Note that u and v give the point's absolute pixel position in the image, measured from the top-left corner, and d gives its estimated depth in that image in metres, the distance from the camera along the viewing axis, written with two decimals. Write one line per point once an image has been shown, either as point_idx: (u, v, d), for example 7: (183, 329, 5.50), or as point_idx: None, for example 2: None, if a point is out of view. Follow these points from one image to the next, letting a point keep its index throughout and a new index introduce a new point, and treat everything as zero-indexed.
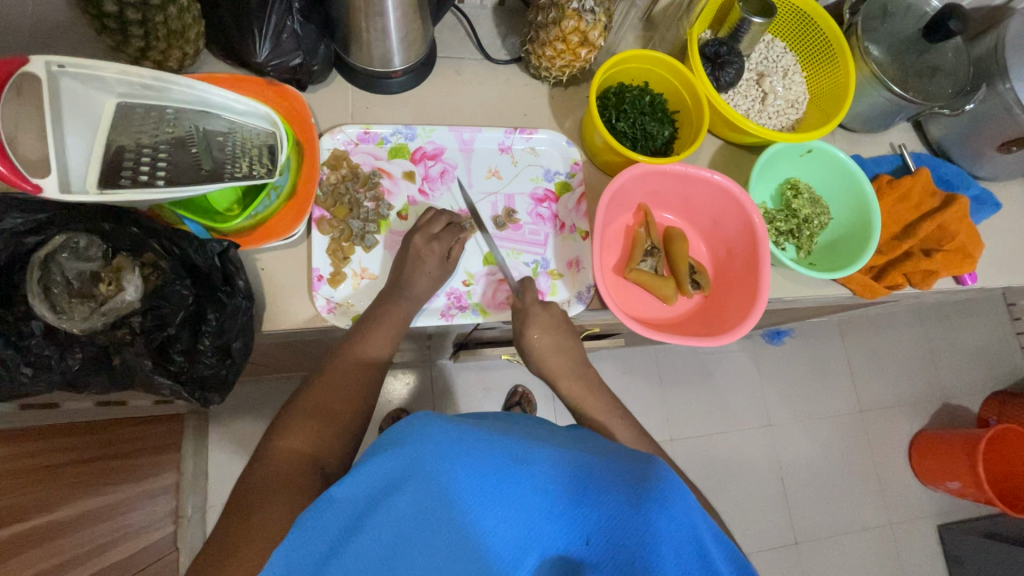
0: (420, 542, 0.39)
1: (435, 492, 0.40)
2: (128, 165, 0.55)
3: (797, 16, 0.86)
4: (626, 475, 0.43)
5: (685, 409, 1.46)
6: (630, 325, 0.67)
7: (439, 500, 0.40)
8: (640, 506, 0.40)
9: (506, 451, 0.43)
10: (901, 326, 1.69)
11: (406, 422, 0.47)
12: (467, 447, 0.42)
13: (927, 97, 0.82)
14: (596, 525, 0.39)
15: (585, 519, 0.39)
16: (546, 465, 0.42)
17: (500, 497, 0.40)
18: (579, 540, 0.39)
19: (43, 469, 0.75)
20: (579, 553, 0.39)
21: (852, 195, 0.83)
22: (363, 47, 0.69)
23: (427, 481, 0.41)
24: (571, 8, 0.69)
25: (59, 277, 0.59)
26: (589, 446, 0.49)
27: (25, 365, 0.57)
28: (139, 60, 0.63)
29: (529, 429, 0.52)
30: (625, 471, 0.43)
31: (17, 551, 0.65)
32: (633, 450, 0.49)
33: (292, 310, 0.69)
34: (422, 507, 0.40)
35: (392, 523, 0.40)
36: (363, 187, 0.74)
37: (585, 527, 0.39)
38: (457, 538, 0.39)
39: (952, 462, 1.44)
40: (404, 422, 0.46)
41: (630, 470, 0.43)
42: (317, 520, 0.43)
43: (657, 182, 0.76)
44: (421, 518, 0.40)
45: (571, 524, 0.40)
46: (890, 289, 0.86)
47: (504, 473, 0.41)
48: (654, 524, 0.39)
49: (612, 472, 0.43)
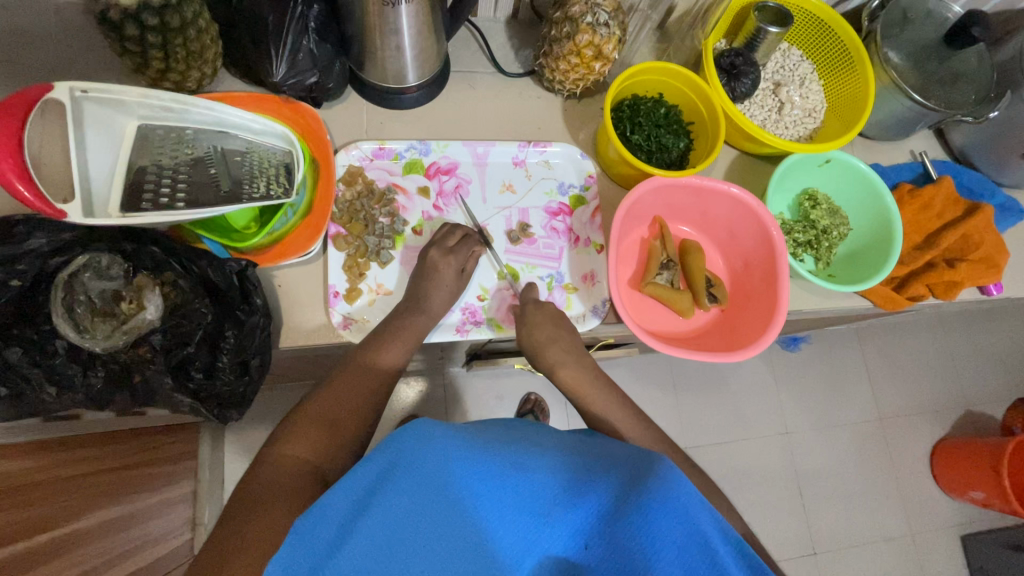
0: (421, 537, 0.39)
1: (438, 495, 0.41)
2: (149, 187, 0.56)
3: (813, 24, 0.85)
4: (621, 475, 0.45)
5: (700, 417, 1.44)
6: (644, 338, 0.66)
7: (443, 502, 0.40)
8: (637, 505, 0.41)
9: (504, 459, 0.44)
10: (921, 332, 1.66)
11: (399, 431, 0.47)
12: (469, 455, 0.43)
13: (950, 105, 0.80)
14: (593, 527, 0.41)
15: (582, 519, 0.41)
16: (542, 472, 0.43)
17: (500, 499, 0.41)
18: (578, 545, 0.41)
19: (64, 480, 0.77)
20: (578, 557, 0.40)
21: (872, 206, 0.82)
22: (378, 65, 0.70)
23: (428, 487, 0.41)
24: (585, 23, 0.69)
25: (83, 296, 0.60)
26: (587, 450, 0.50)
27: (49, 383, 0.58)
28: (158, 81, 0.64)
29: (541, 437, 0.52)
30: (620, 473, 0.45)
31: (45, 559, 0.67)
32: (636, 449, 0.50)
33: (309, 327, 0.70)
34: (424, 510, 0.40)
35: (394, 527, 0.40)
36: (378, 204, 0.75)
37: (584, 530, 0.41)
38: (462, 534, 0.39)
39: (975, 472, 1.41)
40: (400, 429, 0.47)
41: (630, 474, 0.45)
42: (313, 526, 0.42)
43: (671, 195, 0.76)
44: (423, 518, 0.40)
45: (569, 526, 0.41)
46: (912, 300, 0.84)
47: (503, 477, 0.42)
48: (650, 522, 0.40)
49: (607, 475, 0.45)
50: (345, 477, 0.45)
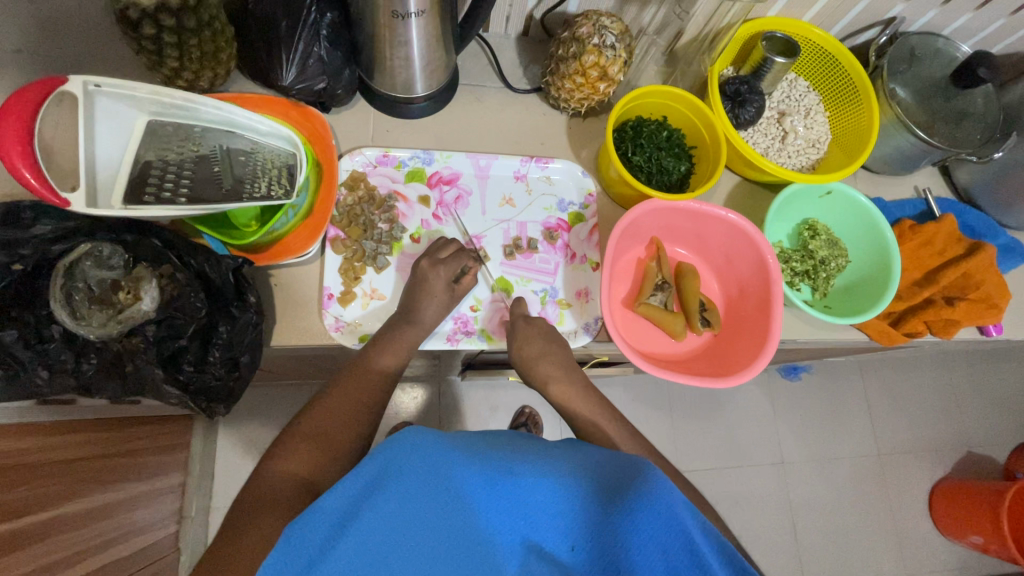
0: (414, 542, 0.40)
1: (438, 497, 0.42)
2: (153, 181, 0.57)
3: (822, 57, 0.85)
4: (612, 481, 0.44)
5: (694, 441, 1.43)
6: (634, 358, 0.65)
7: (438, 503, 0.41)
8: (621, 510, 0.40)
9: (500, 464, 0.45)
10: (923, 367, 1.64)
11: (388, 437, 0.47)
12: (465, 459, 0.44)
13: (954, 143, 0.80)
14: (581, 527, 0.41)
15: (571, 521, 0.41)
16: (536, 478, 0.43)
17: (494, 497, 0.42)
18: (566, 544, 0.41)
19: (67, 460, 0.79)
20: (566, 557, 0.41)
21: (869, 239, 0.82)
22: (387, 74, 0.71)
23: (427, 500, 0.42)
24: (592, 44, 0.70)
25: (81, 284, 0.61)
26: (580, 455, 0.49)
27: (42, 367, 0.59)
28: (172, 79, 0.66)
29: (528, 442, 0.52)
30: (612, 478, 0.44)
31: (30, 542, 0.68)
32: (624, 456, 0.48)
33: (302, 328, 0.71)
34: (416, 519, 0.41)
35: (386, 530, 0.40)
36: (378, 210, 0.76)
37: (572, 530, 0.41)
38: (457, 527, 0.40)
39: (973, 514, 1.38)
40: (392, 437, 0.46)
41: (617, 478, 0.44)
42: (300, 533, 0.42)
43: (668, 218, 0.76)
44: (414, 513, 0.41)
45: (557, 527, 0.41)
46: (909, 336, 0.83)
47: (504, 481, 0.43)
48: (637, 523, 0.39)
49: (596, 479, 0.45)
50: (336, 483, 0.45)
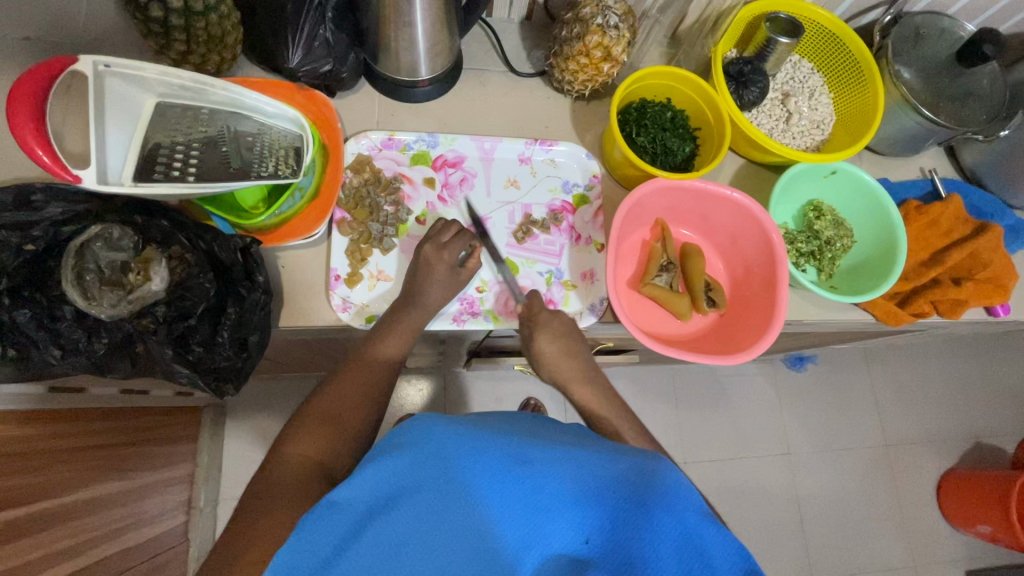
0: (423, 543, 0.38)
1: (448, 488, 0.41)
2: (162, 161, 0.58)
3: (826, 37, 0.85)
4: (624, 472, 0.43)
5: (699, 432, 1.43)
6: (640, 338, 0.66)
7: (447, 495, 0.40)
8: (636, 509, 0.40)
9: (510, 450, 0.43)
10: (930, 357, 1.63)
11: (405, 428, 0.48)
12: (475, 444, 0.43)
13: (959, 122, 0.80)
14: (595, 524, 0.39)
15: (585, 518, 0.39)
16: (549, 465, 0.42)
17: (503, 490, 0.39)
18: (580, 539, 0.38)
19: (79, 447, 0.80)
20: (582, 552, 0.38)
21: (875, 219, 0.82)
22: (391, 57, 0.72)
23: (436, 489, 0.41)
24: (595, 24, 0.70)
25: (92, 265, 0.62)
26: (591, 445, 0.48)
27: (54, 346, 0.59)
28: (179, 63, 0.67)
29: (538, 430, 0.51)
30: (625, 470, 0.44)
31: (41, 528, 0.68)
32: (635, 449, 0.49)
33: (310, 311, 0.71)
34: (425, 515, 0.40)
35: (398, 527, 0.40)
36: (383, 192, 0.76)
37: (586, 525, 0.38)
38: (466, 522, 0.38)
39: (982, 504, 1.37)
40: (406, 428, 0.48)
41: (629, 469, 0.44)
42: (318, 530, 0.43)
43: (673, 197, 0.76)
44: (426, 510, 0.40)
45: (572, 521, 0.38)
46: (916, 317, 0.83)
47: (514, 471, 0.41)
48: (653, 522, 0.40)
49: (609, 471, 0.43)
50: (351, 477, 0.45)
